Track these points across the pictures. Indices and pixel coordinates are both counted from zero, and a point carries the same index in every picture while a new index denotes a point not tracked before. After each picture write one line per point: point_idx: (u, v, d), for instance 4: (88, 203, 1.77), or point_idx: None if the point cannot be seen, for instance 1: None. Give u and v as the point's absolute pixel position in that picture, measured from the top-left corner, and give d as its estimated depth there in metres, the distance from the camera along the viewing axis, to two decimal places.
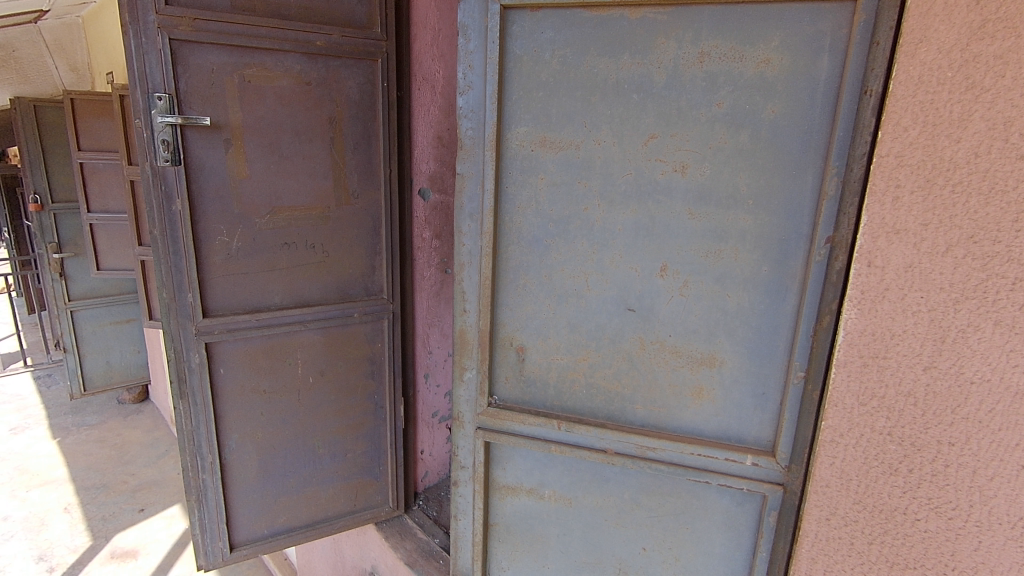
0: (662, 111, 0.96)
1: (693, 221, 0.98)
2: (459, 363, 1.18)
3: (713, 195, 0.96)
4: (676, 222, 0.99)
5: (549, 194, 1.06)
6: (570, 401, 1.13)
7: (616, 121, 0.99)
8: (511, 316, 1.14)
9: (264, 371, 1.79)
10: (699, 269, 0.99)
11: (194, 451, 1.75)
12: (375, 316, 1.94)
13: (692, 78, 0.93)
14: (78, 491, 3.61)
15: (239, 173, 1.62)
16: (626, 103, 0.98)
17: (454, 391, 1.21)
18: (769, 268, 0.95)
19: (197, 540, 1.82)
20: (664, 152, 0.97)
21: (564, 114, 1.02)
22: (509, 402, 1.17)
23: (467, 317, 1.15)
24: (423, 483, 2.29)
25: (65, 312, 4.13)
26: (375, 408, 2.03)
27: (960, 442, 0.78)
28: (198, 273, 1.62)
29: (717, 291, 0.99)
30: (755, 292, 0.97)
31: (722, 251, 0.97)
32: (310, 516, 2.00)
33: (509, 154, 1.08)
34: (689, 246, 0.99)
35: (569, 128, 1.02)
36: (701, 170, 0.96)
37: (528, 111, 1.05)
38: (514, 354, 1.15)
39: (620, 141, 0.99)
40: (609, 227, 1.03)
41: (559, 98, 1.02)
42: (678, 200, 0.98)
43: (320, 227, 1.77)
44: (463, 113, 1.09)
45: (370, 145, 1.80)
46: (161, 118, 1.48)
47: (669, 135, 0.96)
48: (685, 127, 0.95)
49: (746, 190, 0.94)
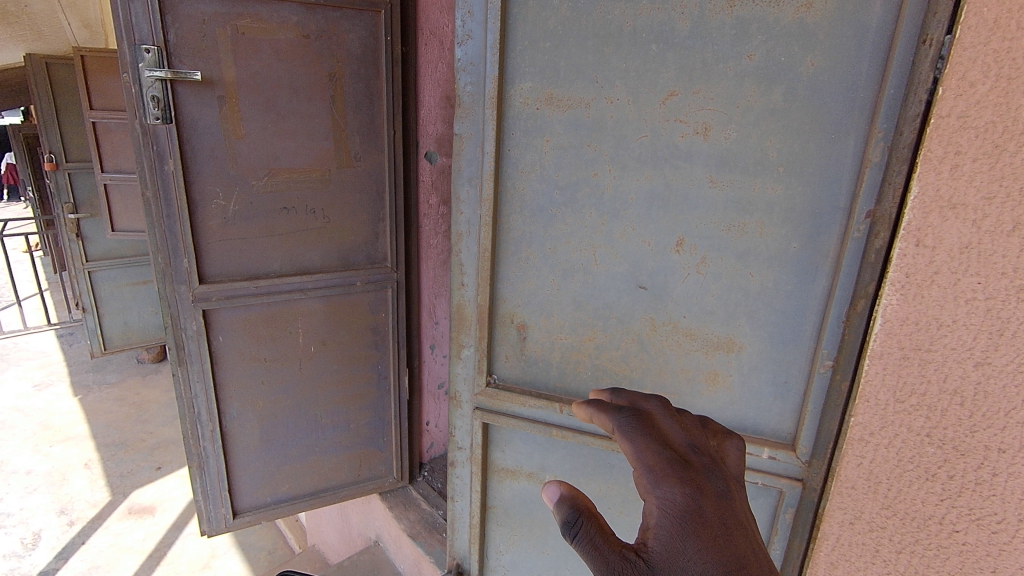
0: (684, 64, 0.85)
1: (715, 190, 0.87)
2: (457, 340, 1.12)
3: (738, 161, 0.85)
4: (696, 191, 0.88)
5: (556, 157, 0.96)
6: (574, 383, 1.05)
7: (632, 74, 0.88)
8: (512, 291, 1.06)
9: (264, 339, 1.75)
10: (720, 245, 0.89)
11: (194, 419, 1.73)
12: (379, 285, 1.87)
13: (719, 26, 0.82)
14: (98, 448, 3.68)
15: (235, 133, 1.54)
16: (644, 55, 0.86)
17: (452, 368, 1.15)
18: (799, 244, 0.85)
19: (200, 506, 1.83)
20: (684, 111, 0.86)
21: (574, 67, 0.91)
22: (509, 383, 1.10)
23: (465, 291, 1.08)
24: (429, 454, 2.26)
25: (83, 273, 4.16)
26: (379, 379, 1.99)
27: (1013, 449, 0.67)
28: (194, 237, 1.56)
29: (738, 269, 0.89)
30: (783, 271, 0.87)
31: (745, 224, 0.87)
32: (313, 485, 1.99)
33: (512, 112, 0.97)
34: (709, 218, 0.89)
35: (579, 84, 0.91)
36: (725, 133, 0.85)
37: (533, 64, 0.94)
38: (515, 331, 1.07)
39: (635, 99, 0.88)
40: (621, 194, 0.93)
41: (567, 48, 0.91)
42: (699, 166, 0.87)
43: (320, 191, 1.69)
44: (463, 66, 0.98)
45: (373, 105, 1.70)
46: (150, 73, 1.39)
47: (692, 92, 0.85)
48: (709, 83, 0.84)
49: (777, 155, 0.83)
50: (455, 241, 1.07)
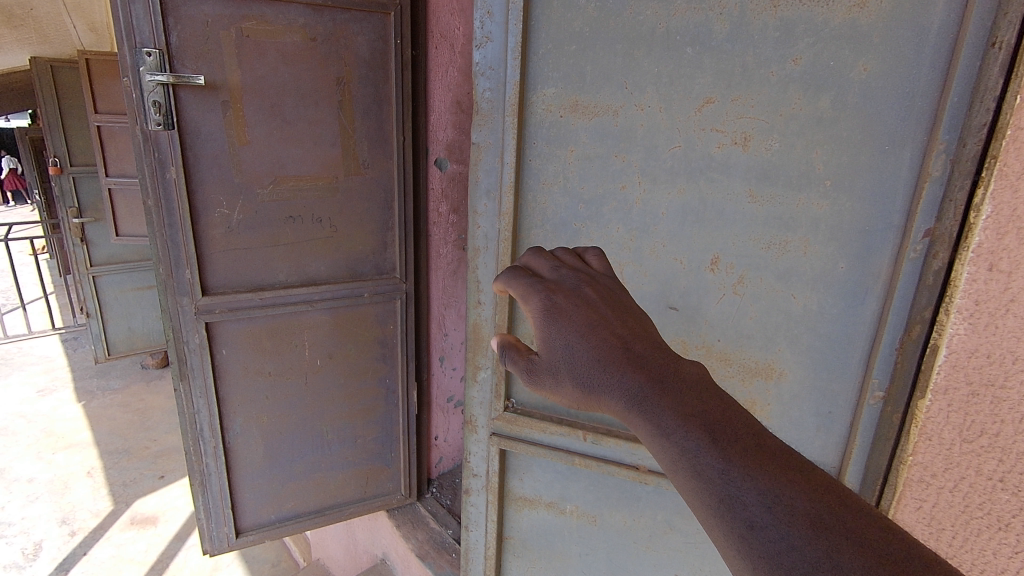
0: (723, 68, 0.78)
1: (755, 205, 0.81)
2: (473, 362, 1.05)
3: (780, 175, 0.79)
4: (733, 205, 0.82)
5: (581, 168, 0.90)
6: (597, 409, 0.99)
7: (665, 79, 0.81)
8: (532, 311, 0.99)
9: (269, 353, 1.69)
10: (759, 264, 0.83)
11: (195, 436, 1.67)
12: (387, 296, 1.81)
13: (762, 26, 0.75)
14: (101, 455, 3.62)
15: (239, 139, 1.48)
16: (678, 59, 0.80)
17: (466, 391, 1.08)
18: (847, 265, 0.78)
19: (202, 525, 1.77)
20: (722, 119, 0.79)
21: (601, 71, 0.85)
22: (529, 408, 1.03)
23: (481, 310, 1.01)
24: (437, 468, 2.20)
25: (87, 277, 4.12)
26: (387, 393, 1.94)
27: None
28: (197, 248, 1.51)
29: (779, 290, 0.82)
30: (828, 292, 0.80)
31: (787, 242, 0.80)
32: (318, 502, 1.94)
33: (534, 120, 0.91)
34: (748, 235, 0.82)
35: (606, 91, 0.85)
36: (767, 144, 0.78)
37: (557, 69, 0.88)
38: None
39: (668, 107, 0.82)
40: (651, 208, 0.87)
41: (594, 51, 0.85)
42: (737, 179, 0.81)
43: (327, 200, 1.64)
44: (481, 69, 0.92)
45: (382, 110, 1.64)
46: (151, 77, 1.34)
47: (730, 98, 0.78)
48: (750, 90, 0.77)
49: (824, 167, 0.76)
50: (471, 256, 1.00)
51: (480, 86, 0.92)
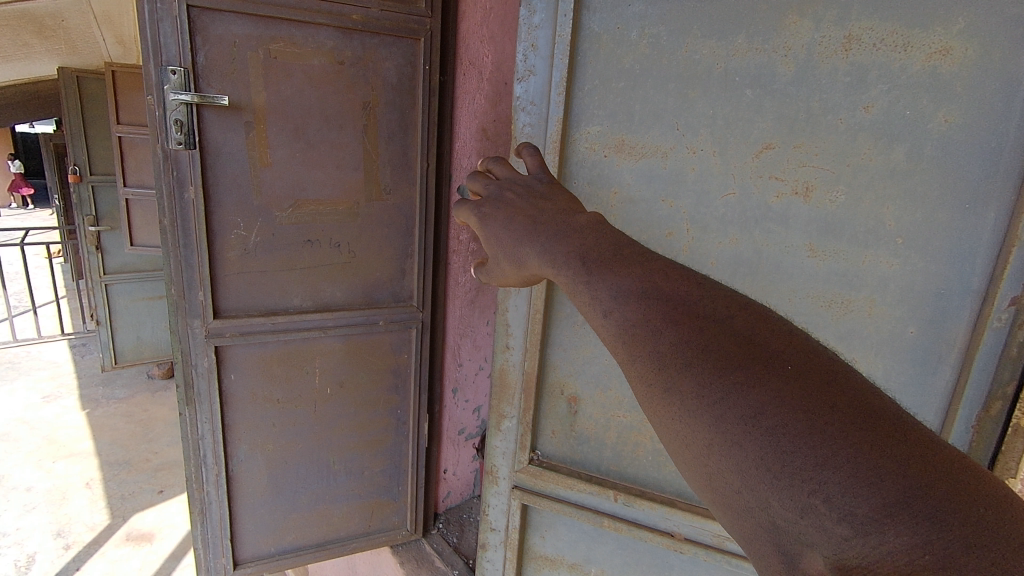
0: (784, 112, 0.74)
1: (815, 261, 0.77)
2: (498, 409, 0.99)
3: (844, 230, 0.74)
4: (791, 259, 0.78)
5: (624, 212, 0.86)
6: (630, 467, 0.92)
7: (721, 122, 0.77)
8: (565, 360, 0.93)
9: (278, 380, 1.64)
10: (819, 323, 0.78)
11: (198, 462, 1.61)
12: (403, 324, 1.75)
13: (830, 70, 0.71)
14: (101, 466, 3.54)
15: (260, 160, 1.44)
16: (736, 101, 0.76)
17: (488, 440, 1.02)
18: (916, 330, 0.74)
19: (199, 556, 1.70)
20: (782, 167, 0.75)
21: (651, 111, 0.82)
22: (555, 461, 0.97)
23: (510, 354, 0.95)
24: (445, 503, 2.10)
25: (99, 285, 4.10)
26: (398, 424, 1.87)
27: None
28: (211, 270, 1.46)
29: (840, 352, 0.78)
30: (895, 359, 0.76)
31: (851, 301, 0.76)
32: (320, 535, 1.86)
33: (575, 158, 0.88)
34: (806, 292, 0.78)
35: (654, 131, 0.82)
36: (832, 195, 0.74)
37: (604, 106, 0.85)
38: (565, 405, 0.95)
39: (722, 152, 0.78)
40: (699, 257, 0.83)
41: (645, 91, 0.81)
42: (796, 231, 0.77)
43: (347, 225, 1.59)
44: (522, 103, 0.89)
45: (407, 135, 1.60)
46: (175, 95, 1.31)
47: (792, 145, 0.74)
48: (815, 136, 0.73)
49: (895, 224, 0.72)
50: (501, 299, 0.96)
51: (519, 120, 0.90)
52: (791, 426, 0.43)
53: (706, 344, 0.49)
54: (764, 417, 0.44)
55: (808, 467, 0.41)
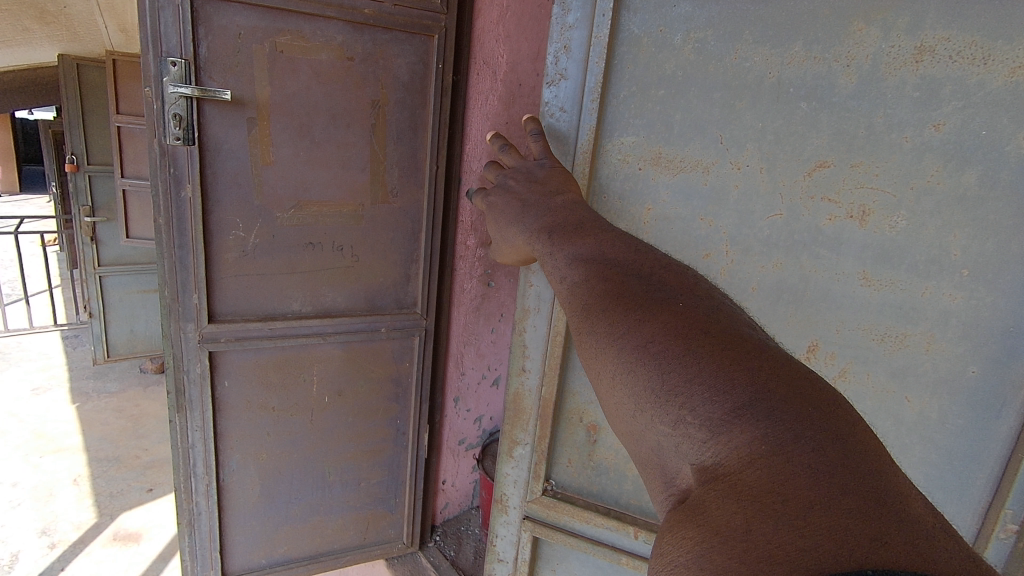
0: (842, 130, 0.72)
1: (869, 290, 0.75)
2: (510, 435, 0.94)
3: (899, 258, 0.73)
4: (842, 287, 0.76)
5: (658, 229, 0.84)
6: (651, 502, 0.87)
7: (776, 137, 0.75)
8: (586, 386, 0.88)
9: (274, 387, 1.57)
10: (870, 358, 0.77)
11: (188, 472, 1.54)
12: (406, 332, 1.68)
13: (903, 86, 0.69)
14: (90, 462, 3.46)
15: (263, 159, 1.38)
16: (790, 115, 0.74)
17: (499, 467, 0.97)
18: (978, 369, 0.72)
19: (187, 568, 1.63)
20: (837, 188, 0.74)
21: (692, 122, 0.79)
22: (571, 492, 0.92)
23: (526, 378, 0.91)
24: (442, 515, 2.03)
25: (93, 277, 4.02)
26: (396, 434, 1.80)
27: None
28: (207, 271, 1.39)
29: (891, 389, 0.77)
30: (953, 401, 0.74)
31: (905, 335, 0.75)
32: (313, 547, 1.78)
33: (607, 169, 0.86)
34: (857, 323, 0.77)
35: (694, 144, 0.80)
36: (890, 219, 0.72)
37: (640, 115, 0.83)
38: (584, 432, 0.90)
39: (770, 168, 0.76)
40: (741, 281, 0.81)
41: (693, 102, 0.79)
42: (849, 258, 0.75)
43: (352, 228, 1.53)
44: (553, 108, 0.86)
45: (417, 136, 1.53)
46: (174, 88, 1.24)
47: (849, 164, 0.73)
48: (877, 157, 0.71)
49: (961, 254, 0.70)
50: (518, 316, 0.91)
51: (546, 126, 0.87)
52: (672, 352, 0.51)
53: (626, 292, 0.58)
54: (653, 344, 0.52)
55: (680, 383, 0.49)
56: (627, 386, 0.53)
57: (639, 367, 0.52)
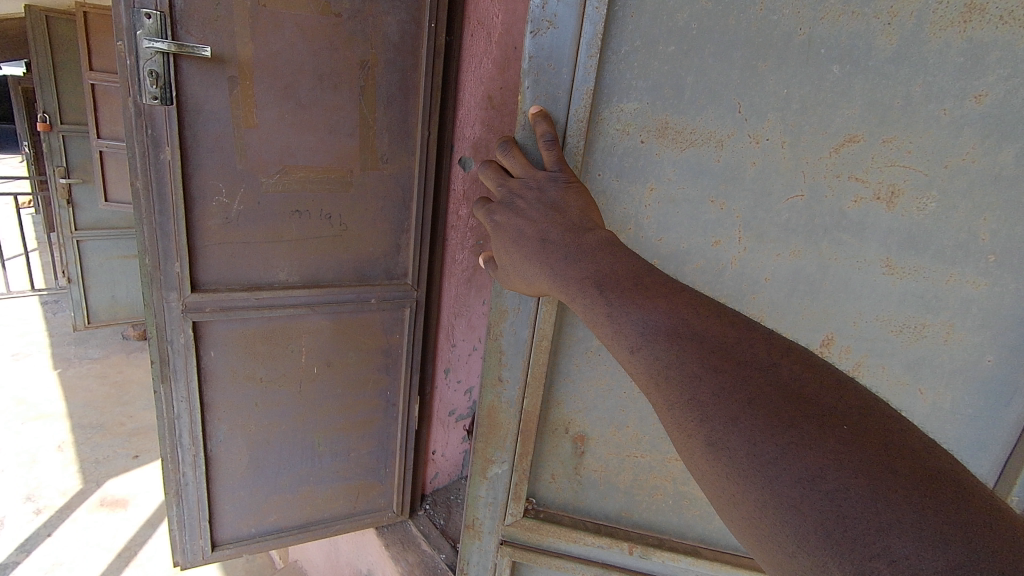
0: (874, 101, 0.72)
1: (891, 278, 0.78)
2: (484, 455, 0.95)
3: (926, 243, 0.76)
4: (863, 275, 0.79)
5: (660, 210, 0.83)
6: (644, 513, 0.97)
7: (801, 107, 0.74)
8: (574, 395, 0.93)
9: (262, 358, 1.54)
10: (890, 349, 0.82)
11: (174, 442, 1.52)
12: (396, 304, 1.65)
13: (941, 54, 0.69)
14: (74, 429, 3.41)
15: (245, 121, 1.31)
16: (818, 82, 0.73)
17: (471, 489, 0.98)
18: (994, 358, 0.79)
19: (174, 537, 1.62)
20: (866, 166, 0.74)
21: (705, 87, 0.76)
22: (552, 510, 0.99)
23: (503, 390, 0.90)
24: (432, 484, 2.03)
25: (70, 241, 3.90)
26: (386, 405, 1.78)
27: None
28: (189, 239, 1.34)
29: (908, 383, 0.83)
30: (969, 391, 0.82)
31: (926, 325, 0.80)
32: (303, 517, 1.79)
33: (607, 138, 0.81)
34: (878, 315, 0.80)
35: (705, 114, 0.77)
36: (919, 201, 0.74)
37: (645, 77, 0.78)
38: (570, 444, 0.96)
39: (792, 143, 0.76)
40: (755, 271, 0.83)
41: (712, 66, 0.75)
42: (875, 244, 0.77)
43: (340, 196, 1.47)
44: (538, 64, 0.76)
45: (408, 101, 1.47)
46: (149, 43, 1.16)
47: (881, 138, 0.73)
48: (913, 131, 0.72)
49: (990, 237, 0.74)
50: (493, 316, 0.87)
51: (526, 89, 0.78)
52: (853, 492, 0.41)
53: (752, 393, 0.47)
54: (821, 478, 0.42)
55: (871, 533, 0.40)
56: (783, 523, 0.44)
57: (805, 508, 0.42)
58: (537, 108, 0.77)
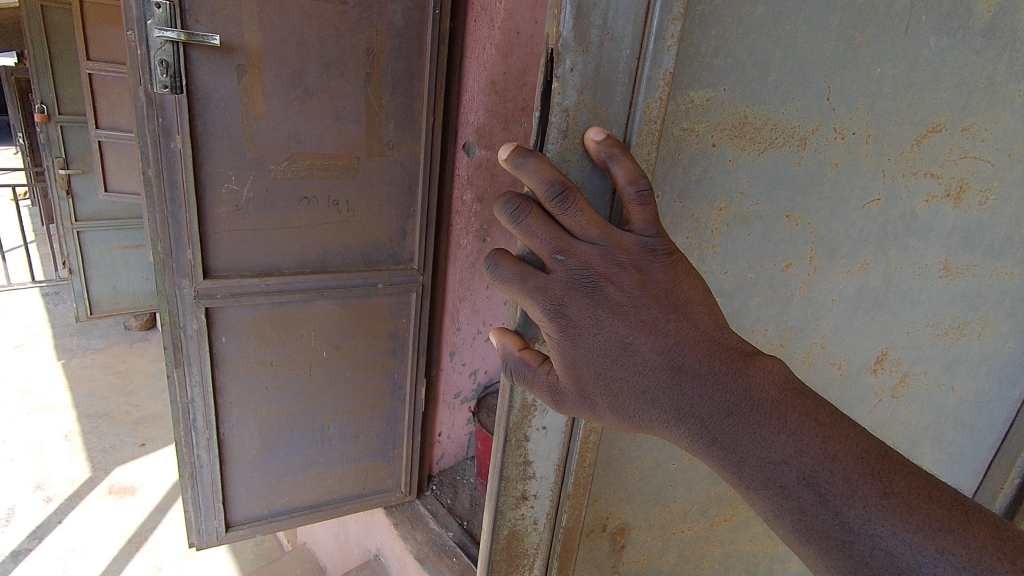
0: (963, 81, 0.72)
1: (947, 280, 0.84)
2: None
3: (981, 242, 0.83)
4: (924, 281, 0.82)
5: (731, 234, 0.69)
6: None
7: (895, 90, 0.69)
8: (617, 485, 0.79)
9: (272, 343, 1.57)
10: (937, 349, 0.90)
11: (188, 426, 1.55)
12: (403, 288, 1.68)
13: (971, 27, 0.69)
14: (80, 419, 3.45)
15: (254, 109, 1.33)
16: (913, 66, 0.68)
17: None
18: (1014, 343, 0.94)
19: (190, 518, 1.66)
20: (943, 161, 0.75)
21: (793, 70, 0.63)
22: None
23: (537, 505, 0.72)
24: (438, 465, 2.10)
25: (71, 233, 3.90)
26: (393, 388, 1.82)
27: None
28: (200, 226, 1.36)
29: (944, 379, 0.93)
30: (988, 378, 0.96)
31: (968, 322, 0.89)
32: (314, 497, 1.83)
33: (673, 142, 0.61)
34: (929, 321, 0.87)
35: (790, 107, 0.64)
36: (982, 199, 0.80)
37: (723, 51, 0.59)
38: (610, 540, 0.83)
39: (874, 139, 0.70)
40: (824, 294, 0.79)
41: (803, 38, 0.61)
42: (939, 245, 0.81)
43: (347, 182, 1.50)
44: (590, 32, 0.51)
45: (413, 86, 1.49)
46: (159, 32, 1.17)
47: (960, 129, 0.74)
48: (985, 121, 0.76)
49: None
50: (517, 417, 0.66)
51: (565, 64, 0.51)
52: None
53: None
54: None
55: None
56: None
57: None
58: (604, 133, 0.53)
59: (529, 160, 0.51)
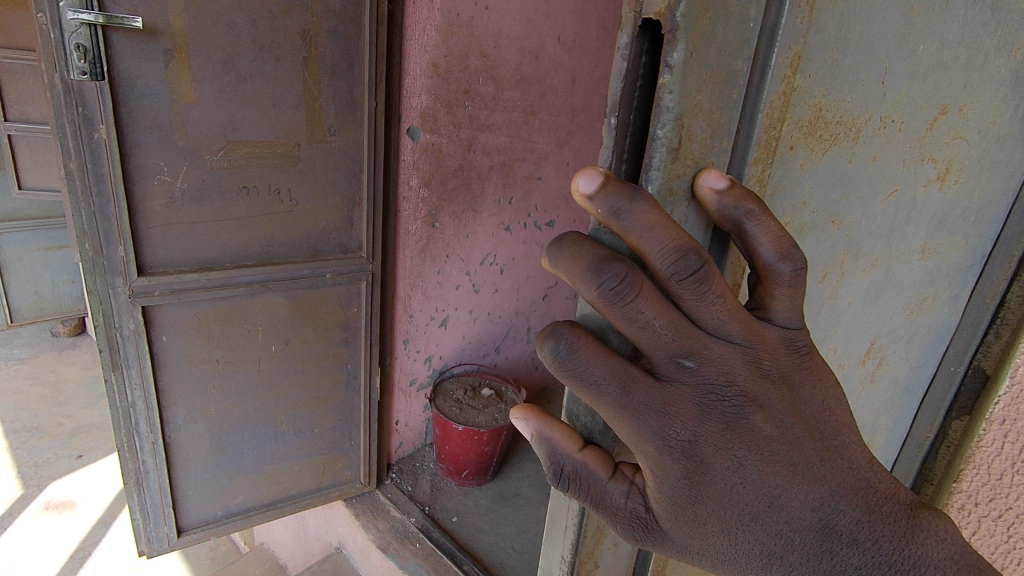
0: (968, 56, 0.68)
1: (922, 260, 0.82)
2: None
3: (950, 219, 0.82)
4: (905, 266, 0.80)
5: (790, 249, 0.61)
6: None
7: (925, 69, 0.63)
8: None
9: (217, 339, 1.52)
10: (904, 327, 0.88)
11: (131, 431, 1.48)
12: (352, 277, 1.66)
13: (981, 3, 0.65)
14: (6, 434, 3.20)
15: (184, 95, 1.27)
16: (940, 45, 0.63)
17: None
18: (947, 310, 0.94)
19: (138, 526, 1.60)
20: (940, 143, 0.72)
21: (859, 55, 0.54)
22: None
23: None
24: (397, 454, 2.12)
25: None
26: (347, 379, 1.80)
27: None
28: (131, 220, 1.30)
29: (904, 355, 0.92)
30: (923, 347, 0.95)
31: (926, 297, 0.88)
32: (270, 495, 1.79)
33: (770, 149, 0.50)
34: (906, 302, 0.85)
35: (851, 100, 0.56)
36: (959, 176, 0.78)
37: (816, 36, 0.48)
38: None
39: (902, 128, 0.65)
40: (843, 297, 0.74)
41: (872, 22, 0.53)
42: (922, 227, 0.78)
43: (288, 170, 1.45)
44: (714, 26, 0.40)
45: (352, 70, 1.46)
46: (74, 14, 1.10)
47: (959, 110, 0.71)
48: (973, 99, 0.73)
49: (976, 205, 0.84)
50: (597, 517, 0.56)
51: (678, 55, 0.39)
52: None
53: None
54: None
55: None
56: None
57: None
58: (727, 179, 0.44)
59: (636, 206, 0.39)
